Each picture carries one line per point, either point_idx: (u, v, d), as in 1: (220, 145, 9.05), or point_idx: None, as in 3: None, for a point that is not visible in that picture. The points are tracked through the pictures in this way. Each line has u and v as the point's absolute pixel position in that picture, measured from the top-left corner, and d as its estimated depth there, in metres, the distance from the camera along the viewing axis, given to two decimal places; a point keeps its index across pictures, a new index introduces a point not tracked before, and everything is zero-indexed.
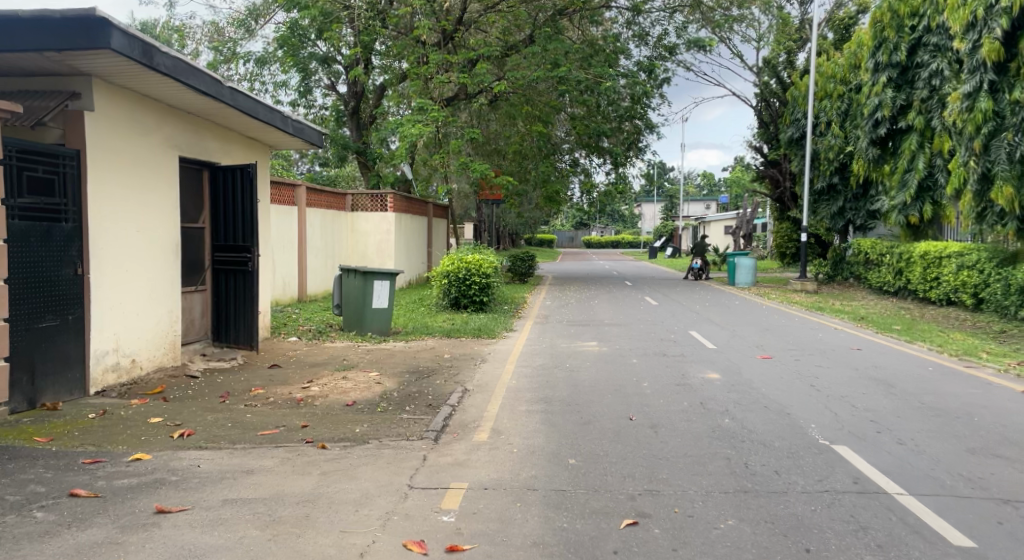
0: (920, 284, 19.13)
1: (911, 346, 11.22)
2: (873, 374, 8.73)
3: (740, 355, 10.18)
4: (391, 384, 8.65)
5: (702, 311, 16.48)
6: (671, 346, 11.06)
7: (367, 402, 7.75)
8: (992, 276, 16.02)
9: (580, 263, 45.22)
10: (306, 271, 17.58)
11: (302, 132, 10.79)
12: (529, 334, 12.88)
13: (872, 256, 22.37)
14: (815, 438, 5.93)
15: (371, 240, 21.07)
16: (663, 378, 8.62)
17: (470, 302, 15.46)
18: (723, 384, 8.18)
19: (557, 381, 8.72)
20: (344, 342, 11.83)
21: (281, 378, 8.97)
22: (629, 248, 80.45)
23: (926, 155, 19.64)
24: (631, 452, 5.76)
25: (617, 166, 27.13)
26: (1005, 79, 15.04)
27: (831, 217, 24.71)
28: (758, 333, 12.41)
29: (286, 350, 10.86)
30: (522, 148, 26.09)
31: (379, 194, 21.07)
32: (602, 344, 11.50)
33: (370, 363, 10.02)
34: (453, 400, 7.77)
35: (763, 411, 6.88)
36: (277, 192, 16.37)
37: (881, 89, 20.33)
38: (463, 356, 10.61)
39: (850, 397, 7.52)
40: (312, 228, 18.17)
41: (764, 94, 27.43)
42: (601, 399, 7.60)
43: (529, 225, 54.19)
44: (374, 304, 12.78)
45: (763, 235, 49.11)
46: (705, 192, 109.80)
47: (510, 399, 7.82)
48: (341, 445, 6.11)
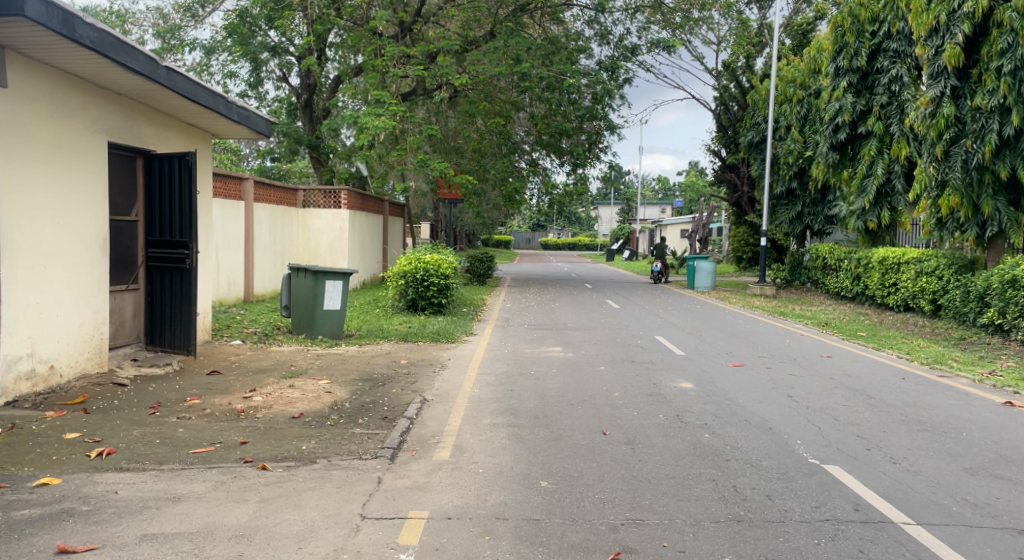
0: (877, 290, 19.17)
1: (879, 354, 11.00)
2: (849, 384, 8.42)
3: (711, 363, 9.79)
4: (342, 393, 7.96)
5: (666, 315, 16.11)
6: (638, 353, 10.62)
7: (316, 413, 7.07)
8: (951, 283, 15.98)
9: (536, 263, 47.46)
10: (253, 269, 16.67)
11: (249, 120, 10.00)
12: (490, 338, 12.30)
13: (829, 262, 22.39)
14: (803, 457, 5.51)
15: (323, 238, 20.20)
16: (634, 388, 8.14)
17: (428, 304, 14.79)
18: (697, 395, 7.76)
19: (522, 390, 8.16)
20: (292, 346, 11.05)
21: (222, 386, 8.20)
22: (586, 250, 80.52)
23: (884, 161, 19.79)
24: (608, 474, 5.23)
25: (578, 166, 26.77)
26: (967, 85, 15.08)
27: (789, 222, 24.77)
28: (725, 339, 12.07)
29: (228, 355, 10.05)
30: (481, 146, 25.53)
31: (332, 191, 20.25)
32: (567, 350, 10.99)
33: (321, 369, 9.30)
34: (411, 412, 7.13)
35: (744, 426, 6.46)
36: (221, 186, 15.45)
37: (841, 94, 20.33)
38: (421, 363, 9.96)
39: (830, 409, 7.16)
40: (260, 224, 17.26)
41: (723, 98, 27.41)
42: (570, 411, 7.07)
43: (486, 226, 53.66)
44: (326, 305, 12.05)
45: (718, 240, 49.45)
46: (661, 195, 111.00)
47: (473, 411, 7.23)
48: (285, 465, 5.43)
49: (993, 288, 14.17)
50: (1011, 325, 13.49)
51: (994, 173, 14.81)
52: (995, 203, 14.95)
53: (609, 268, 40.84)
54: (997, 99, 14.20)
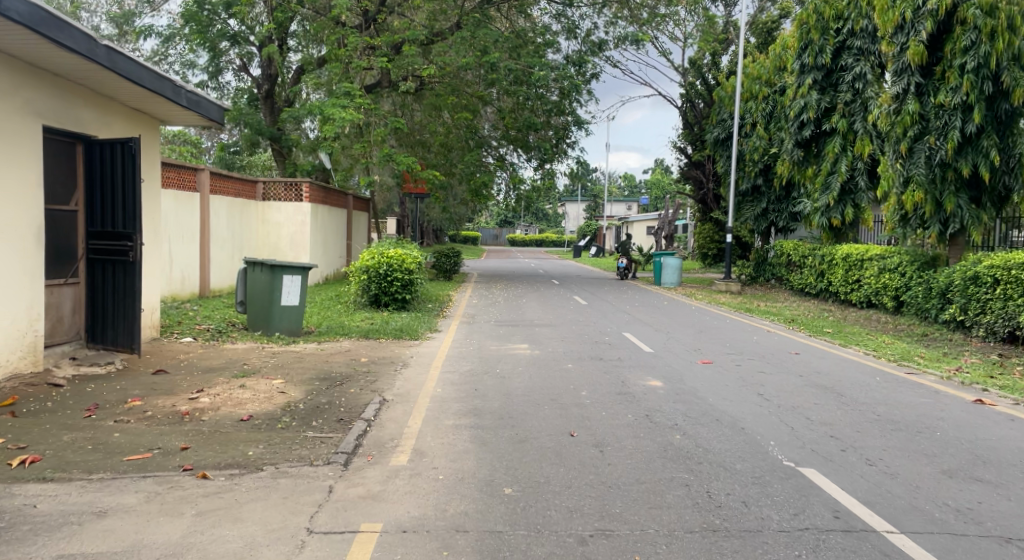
0: (841, 286, 19.25)
1: (847, 350, 10.91)
2: (819, 382, 8.26)
3: (680, 360, 9.58)
4: (296, 394, 7.53)
5: (633, 311, 15.92)
6: (606, 350, 10.37)
7: (266, 416, 6.65)
8: (913, 279, 16.00)
9: (503, 263, 41.21)
10: (209, 264, 16.05)
11: (200, 106, 9.47)
12: (455, 335, 11.95)
13: (794, 258, 22.45)
14: (778, 459, 5.28)
15: (284, 231, 19.61)
16: (603, 386, 7.88)
17: (391, 300, 14.37)
18: (667, 393, 7.51)
19: (486, 389, 7.84)
20: (247, 343, 10.55)
21: (167, 386, 7.72)
22: (553, 247, 80.45)
23: (848, 159, 19.92)
24: (575, 479, 4.94)
25: (546, 161, 26.48)
26: (931, 82, 15.16)
27: (754, 219, 24.80)
28: (693, 335, 11.89)
29: (176, 353, 9.52)
30: (448, 140, 25.10)
31: (293, 182, 19.65)
32: (533, 347, 10.70)
33: (275, 368, 8.84)
34: (369, 413, 6.75)
35: (716, 426, 6.23)
36: (175, 176, 14.83)
37: (807, 91, 20.36)
38: (382, 361, 9.56)
39: (801, 407, 6.99)
40: (216, 217, 16.62)
41: (690, 95, 27.40)
42: (536, 412, 6.78)
43: (453, 222, 53.17)
44: (283, 301, 11.56)
45: (685, 236, 49.63)
46: (627, 193, 111.55)
47: (435, 412, 6.88)
48: (228, 473, 5.02)
49: (954, 285, 14.27)
50: (973, 321, 13.61)
51: (957, 170, 14.97)
52: (957, 200, 15.09)
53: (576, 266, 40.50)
54: (960, 96, 14.36)
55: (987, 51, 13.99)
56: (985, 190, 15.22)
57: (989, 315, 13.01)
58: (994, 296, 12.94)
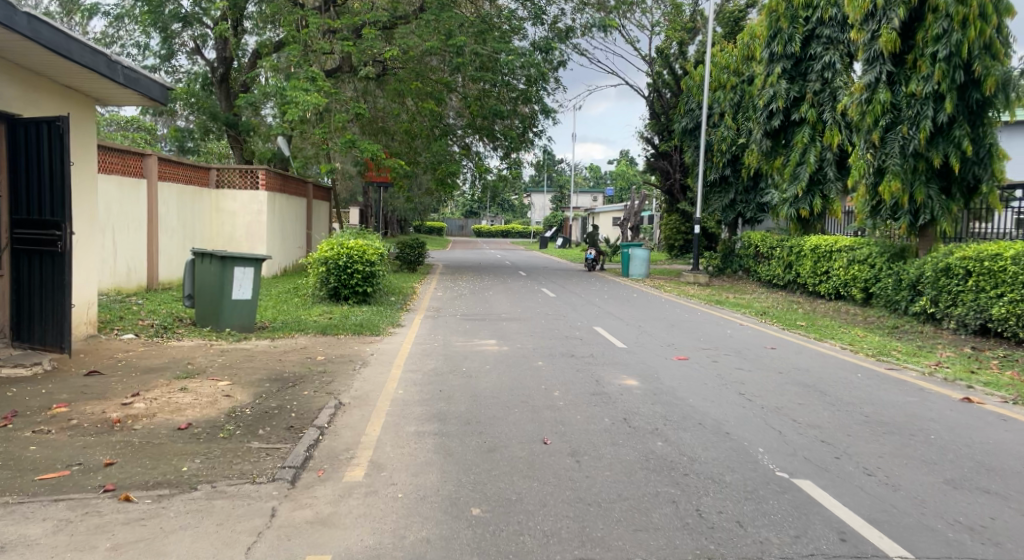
0: (809, 278, 19.13)
1: (822, 344, 10.64)
2: (799, 379, 7.92)
3: (654, 357, 9.16)
4: (244, 398, 6.90)
5: (601, 304, 15.49)
6: (577, 346, 9.91)
7: (207, 423, 6.01)
8: (883, 271, 15.90)
9: (474, 263, 31.02)
10: (158, 255, 15.21)
11: (139, 84, 8.70)
12: (419, 330, 11.38)
13: (761, 250, 22.25)
14: (770, 470, 4.87)
15: (239, 220, 18.76)
16: (576, 386, 7.41)
17: (351, 293, 13.69)
18: (644, 394, 7.07)
19: (453, 390, 7.30)
20: (194, 341, 9.82)
21: (100, 389, 7.00)
22: (518, 238, 80.03)
23: (817, 149, 19.77)
24: (550, 496, 4.45)
25: (512, 150, 25.91)
26: (902, 71, 15.00)
27: (722, 210, 24.54)
28: (664, 330, 11.50)
29: (114, 351, 8.77)
30: (412, 127, 24.36)
31: (248, 169, 18.80)
32: (501, 343, 10.18)
33: (222, 369, 8.16)
34: (322, 419, 6.15)
35: (698, 430, 5.80)
36: (120, 162, 13.96)
37: (776, 80, 20.09)
38: (339, 359, 8.94)
39: (785, 408, 6.60)
40: (165, 205, 15.73)
41: (657, 84, 27.06)
42: (506, 416, 6.26)
43: (417, 213, 52.33)
44: (234, 295, 10.86)
45: (649, 227, 49.53)
46: (592, 184, 111.64)
47: (396, 417, 6.33)
48: (156, 495, 4.41)
49: (925, 276, 14.14)
50: (943, 313, 13.50)
51: (928, 160, 14.85)
52: (927, 191, 14.98)
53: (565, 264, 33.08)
54: (932, 86, 14.24)
55: (959, 39, 13.87)
56: (954, 180, 15.15)
57: (960, 307, 12.88)
58: (967, 288, 12.81)
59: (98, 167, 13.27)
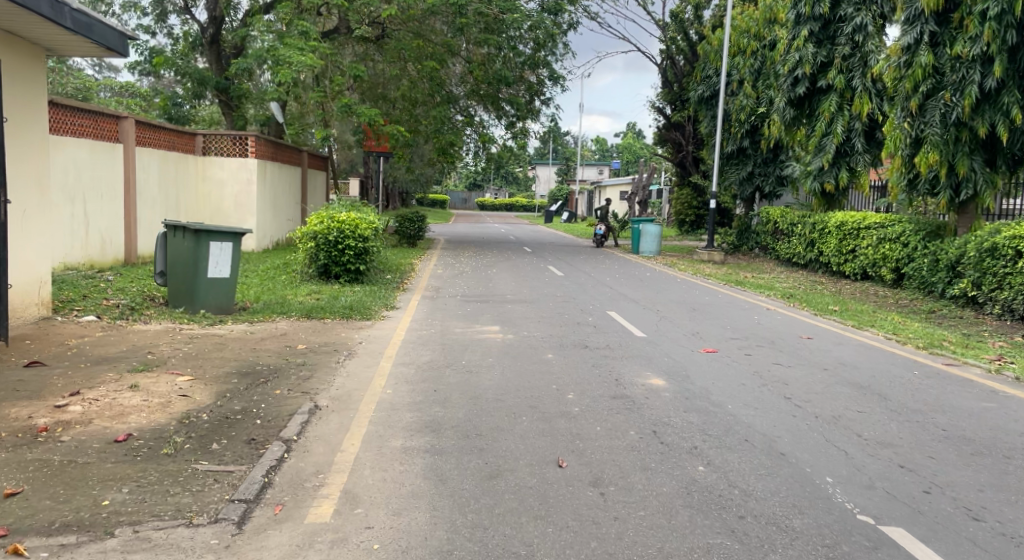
0: (833, 257, 18.00)
1: (864, 334, 9.55)
2: (850, 380, 6.86)
3: (678, 349, 8.11)
4: (205, 398, 5.87)
5: (613, 284, 14.40)
6: (591, 335, 8.85)
7: (153, 432, 4.98)
8: (917, 250, 14.79)
9: (508, 251, 22.95)
10: (136, 226, 14.17)
11: (93, 30, 7.56)
12: (415, 314, 10.32)
13: (781, 226, 21.07)
14: (850, 511, 3.83)
15: (227, 190, 17.66)
16: (593, 388, 6.37)
17: (343, 271, 12.61)
18: (673, 398, 6.04)
19: (449, 392, 6.25)
20: (162, 324, 8.79)
21: (35, 385, 5.95)
22: (523, 211, 78.84)
23: (844, 118, 18.51)
24: (570, 551, 3.42)
25: (518, 120, 24.61)
26: (947, 31, 13.70)
27: (739, 183, 23.17)
28: (687, 316, 10.42)
29: (67, 336, 7.74)
30: (412, 93, 22.97)
31: (238, 136, 17.66)
32: (506, 330, 9.12)
33: (186, 360, 7.10)
34: (291, 430, 5.11)
35: (747, 451, 4.76)
36: (93, 125, 12.87)
37: (802, 43, 18.72)
38: (322, 348, 7.89)
39: (843, 419, 5.56)
40: (145, 172, 14.62)
41: (670, 51, 25.60)
42: (512, 428, 5.24)
43: (420, 185, 51.03)
44: (210, 273, 9.83)
45: (658, 202, 47.96)
46: (598, 157, 110.00)
47: (381, 427, 5.30)
48: (58, 543, 3.38)
49: (967, 257, 12.99)
50: (986, 297, 12.39)
51: (972, 130, 13.61)
52: (970, 163, 13.78)
53: (626, 252, 25.28)
54: (980, 47, 12.91)
55: None
56: (1000, 151, 13.94)
57: (1007, 291, 11.76)
58: (1015, 270, 11.67)
59: (67, 130, 12.18)
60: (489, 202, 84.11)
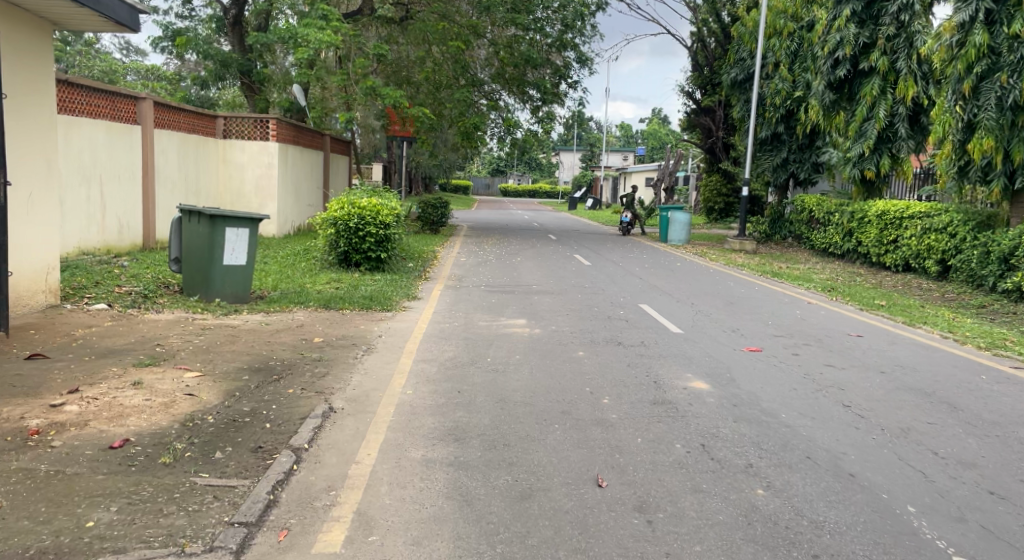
0: (873, 247, 17.22)
1: (918, 332, 8.90)
2: (914, 386, 6.26)
3: (719, 348, 7.55)
4: (213, 397, 5.44)
5: (643, 274, 13.81)
6: (625, 330, 8.31)
7: (154, 437, 4.55)
8: (966, 241, 14.01)
9: (532, 238, 22.39)
10: (154, 209, 13.85)
11: (100, 3, 7.09)
12: (437, 305, 9.85)
13: (816, 215, 20.29)
14: (945, 553, 3.28)
15: (247, 174, 17.31)
16: (631, 392, 5.85)
17: (363, 258, 12.17)
18: (720, 406, 5.50)
19: (474, 394, 5.77)
20: (175, 314, 8.40)
21: (33, 379, 5.55)
22: (546, 198, 78.06)
23: (888, 103, 17.70)
24: None
25: (544, 104, 23.94)
26: (1005, 8, 12.85)
27: (773, 170, 22.32)
28: (725, 310, 9.84)
29: (74, 326, 7.36)
30: (436, 75, 22.41)
31: (259, 118, 17.26)
32: (533, 324, 8.62)
33: (196, 353, 6.69)
34: (302, 436, 4.66)
35: (811, 471, 4.23)
36: (109, 105, 12.53)
37: (844, 23, 17.90)
38: (340, 342, 7.45)
39: (914, 433, 4.99)
40: (164, 155, 14.27)
41: (701, 34, 24.69)
42: (544, 438, 4.76)
43: (443, 170, 50.50)
44: (226, 260, 9.40)
45: (685, 188, 46.87)
46: (623, 143, 108.65)
47: (400, 435, 4.83)
48: None
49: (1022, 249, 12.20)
50: None
51: None
52: None
53: (653, 240, 24.58)
54: None
55: None
56: None
57: None
58: None
59: (82, 110, 11.84)
60: (512, 188, 83.44)
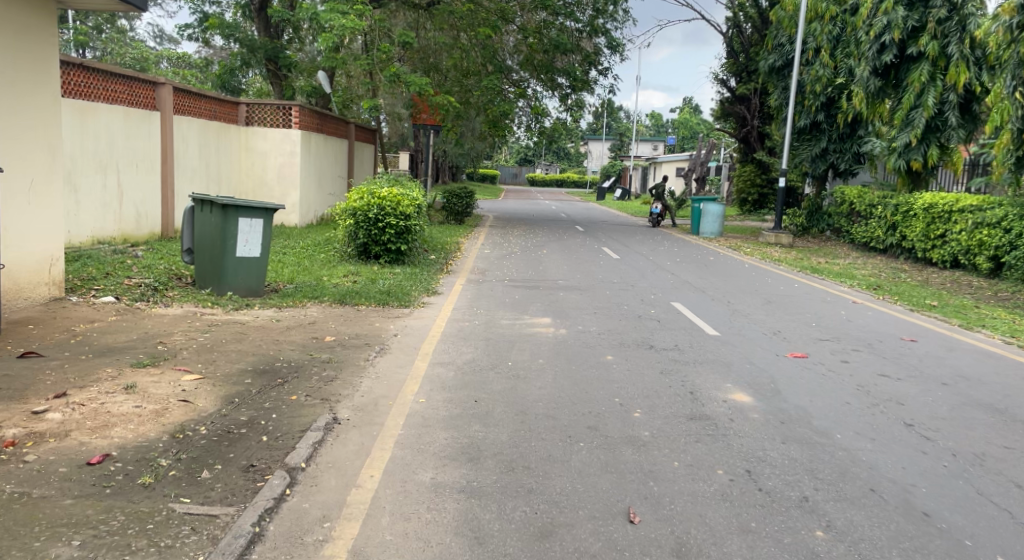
0: (918, 242, 16.36)
1: (977, 337, 8.19)
2: (982, 401, 5.62)
3: (760, 353, 6.95)
4: (209, 404, 5.00)
5: (675, 269, 13.17)
6: (657, 332, 7.75)
7: (137, 453, 4.11)
8: (1021, 237, 13.13)
9: (559, 230, 21.83)
10: (173, 198, 13.55)
11: None
12: (458, 301, 9.37)
13: (857, 208, 19.40)
14: None
15: (270, 162, 16.97)
16: (666, 405, 5.30)
17: (383, 251, 11.72)
18: (767, 424, 4.92)
19: (492, 404, 5.27)
20: (183, 308, 8.02)
21: (22, 381, 5.17)
22: (574, 188, 77.30)
23: (937, 89, 16.75)
24: None
25: (573, 92, 23.27)
26: None
27: (811, 160, 21.39)
28: (765, 310, 9.19)
29: (76, 321, 7.01)
30: (463, 62, 21.88)
31: (282, 105, 16.90)
32: (559, 323, 8.10)
33: (198, 353, 6.28)
34: (300, 454, 4.20)
35: (877, 509, 3.66)
36: (127, 90, 12.22)
37: (892, 6, 16.93)
38: (353, 342, 7.00)
39: (991, 461, 4.38)
40: (183, 142, 13.96)
41: (737, 19, 23.72)
42: (568, 460, 4.25)
43: (471, 158, 49.99)
44: (238, 252, 8.99)
45: (717, 178, 45.75)
46: (653, 132, 107.12)
47: (409, 453, 4.35)
48: None
49: None
50: None
51: None
52: None
53: (684, 232, 23.84)
54: None
55: None
56: None
57: None
58: None
59: (99, 94, 11.55)
60: (540, 178, 82.71)
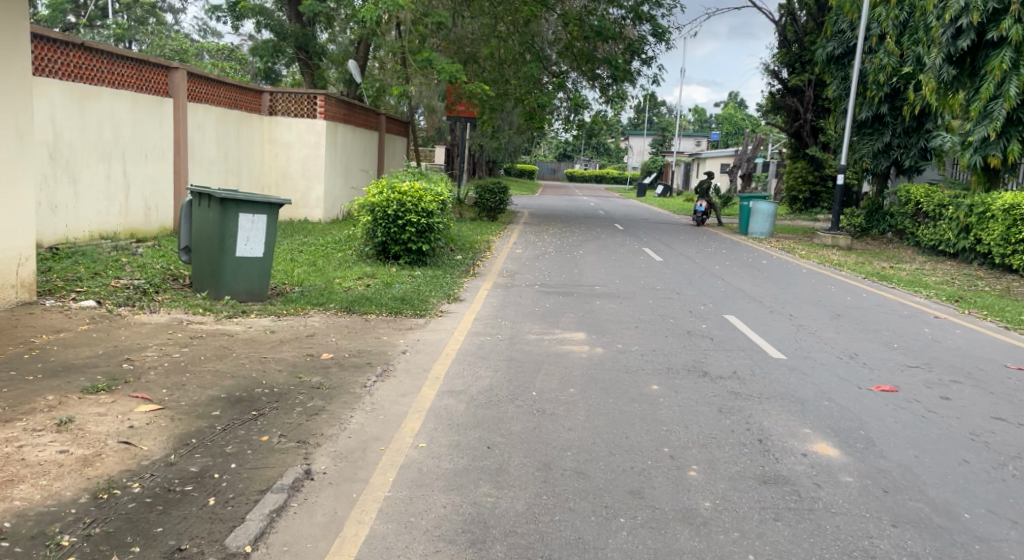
0: (996, 246, 14.74)
1: None
2: None
3: (839, 385, 5.72)
4: (155, 449, 4.01)
5: (725, 275, 11.90)
6: (712, 353, 6.56)
7: (34, 525, 3.12)
8: None
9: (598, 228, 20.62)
10: (186, 190, 12.75)
11: None
12: (480, 309, 8.29)
13: (924, 207, 17.78)
14: None
15: (293, 154, 16.14)
16: (731, 460, 4.14)
17: (403, 251, 10.70)
18: (868, 495, 3.73)
19: (509, 454, 4.18)
20: (170, 314, 7.12)
21: None
22: (614, 184, 75.78)
23: (1021, 78, 14.97)
24: None
25: (615, 83, 21.93)
26: None
27: (873, 157, 19.76)
28: (836, 327, 7.91)
29: (39, 330, 6.11)
30: (499, 51, 20.74)
31: (309, 93, 16.12)
32: (595, 339, 6.97)
33: (167, 374, 5.31)
34: (247, 531, 3.17)
35: None
36: (136, 75, 11.44)
37: None
38: (351, 362, 5.97)
39: None
40: (198, 130, 13.15)
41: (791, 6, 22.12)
42: (602, 551, 3.14)
43: (509, 153, 48.96)
44: (238, 251, 8.03)
45: (764, 174, 43.89)
46: (696, 127, 104.67)
47: (392, 530, 3.30)
48: None
49: None
50: None
51: None
52: None
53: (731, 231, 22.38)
54: None
55: None
56: None
57: None
58: None
59: (102, 78, 10.75)
60: (578, 174, 81.39)
